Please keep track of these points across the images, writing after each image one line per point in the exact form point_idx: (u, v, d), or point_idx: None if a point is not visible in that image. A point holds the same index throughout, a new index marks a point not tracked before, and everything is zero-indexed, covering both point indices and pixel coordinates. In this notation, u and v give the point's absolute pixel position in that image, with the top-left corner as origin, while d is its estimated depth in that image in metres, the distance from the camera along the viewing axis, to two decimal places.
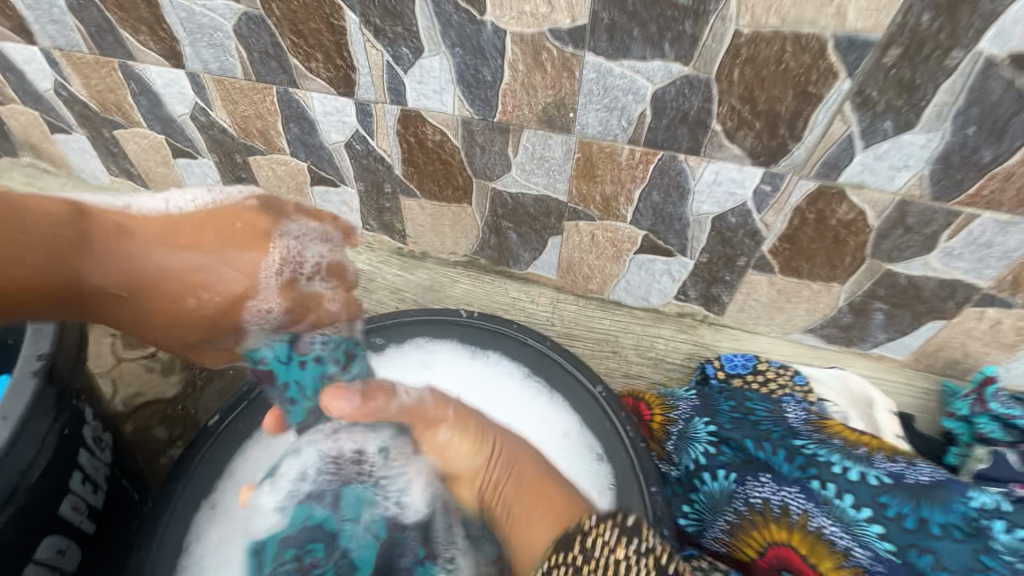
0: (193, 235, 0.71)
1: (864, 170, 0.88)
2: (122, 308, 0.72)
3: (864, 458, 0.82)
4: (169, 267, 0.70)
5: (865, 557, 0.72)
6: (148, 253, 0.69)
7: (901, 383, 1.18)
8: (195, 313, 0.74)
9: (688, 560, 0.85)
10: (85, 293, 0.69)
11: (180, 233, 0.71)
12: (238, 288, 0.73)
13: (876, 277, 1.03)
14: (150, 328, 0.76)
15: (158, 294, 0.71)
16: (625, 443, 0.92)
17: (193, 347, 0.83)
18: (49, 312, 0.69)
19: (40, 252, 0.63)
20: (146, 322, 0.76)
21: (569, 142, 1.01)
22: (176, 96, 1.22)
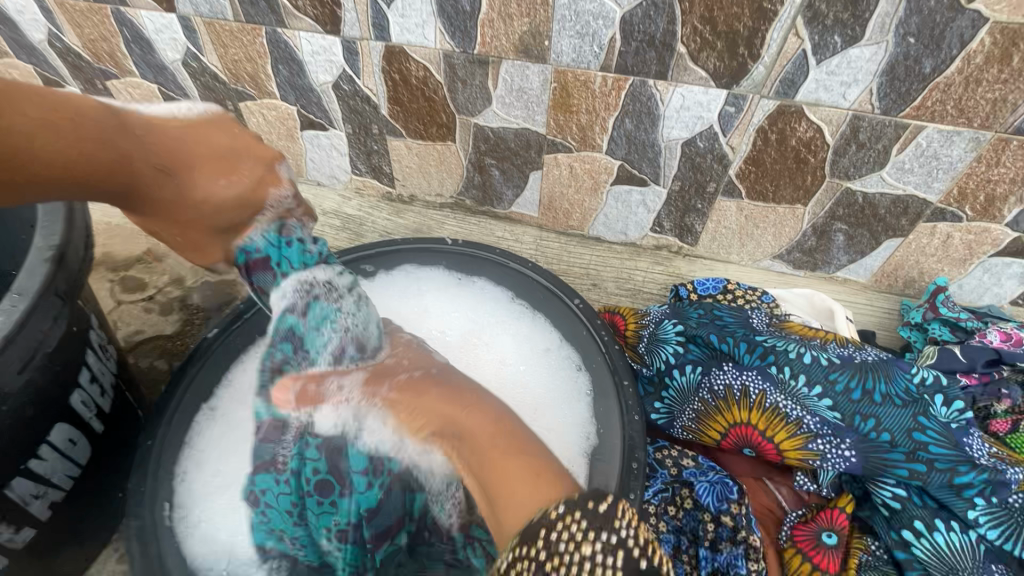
0: (201, 147, 0.73)
1: (818, 87, 0.94)
2: (159, 185, 0.70)
3: (818, 346, 0.88)
4: (187, 165, 0.72)
5: (814, 422, 0.80)
6: (193, 158, 0.72)
7: (863, 303, 1.26)
8: (193, 202, 0.73)
9: (659, 448, 0.93)
10: (118, 172, 0.65)
11: (179, 149, 0.71)
12: (236, 190, 0.75)
13: (836, 196, 1.10)
14: (181, 213, 0.73)
15: (121, 169, 0.65)
16: (600, 348, 0.96)
17: (198, 248, 0.79)
18: (78, 195, 0.64)
19: (93, 144, 0.62)
20: (173, 210, 0.73)
21: (545, 71, 1.05)
22: (168, 42, 1.26)
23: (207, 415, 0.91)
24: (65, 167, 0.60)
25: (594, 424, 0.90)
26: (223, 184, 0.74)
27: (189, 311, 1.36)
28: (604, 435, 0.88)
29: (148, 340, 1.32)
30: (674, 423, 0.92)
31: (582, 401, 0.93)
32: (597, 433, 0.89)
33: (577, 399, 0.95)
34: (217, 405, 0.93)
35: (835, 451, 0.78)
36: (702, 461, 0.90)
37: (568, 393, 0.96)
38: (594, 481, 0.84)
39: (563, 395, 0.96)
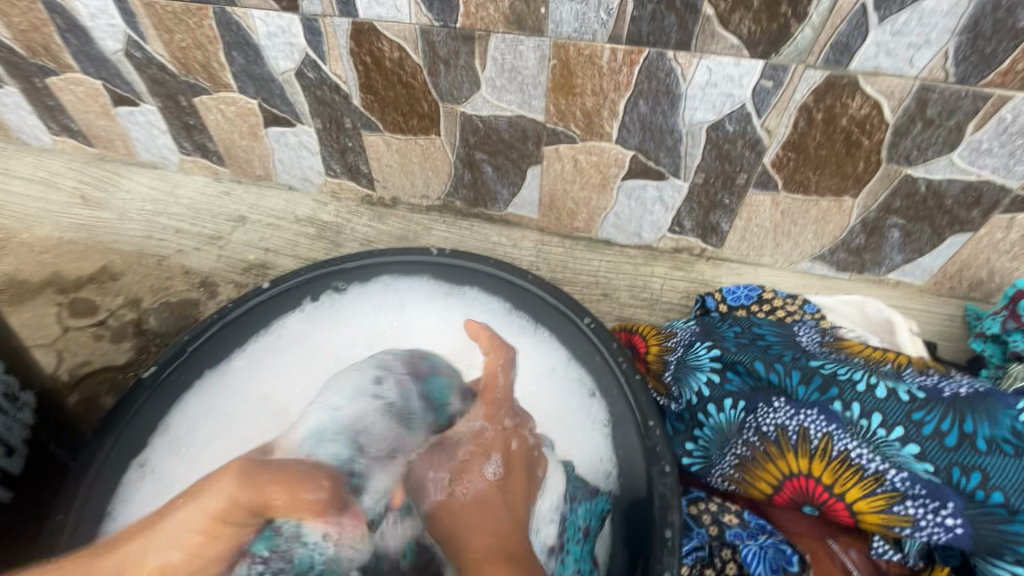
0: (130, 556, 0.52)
1: (880, 51, 0.76)
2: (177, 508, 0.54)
3: (891, 373, 0.71)
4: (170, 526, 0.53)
5: (900, 479, 0.63)
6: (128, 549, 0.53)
7: (919, 309, 1.09)
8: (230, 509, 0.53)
9: (694, 501, 0.75)
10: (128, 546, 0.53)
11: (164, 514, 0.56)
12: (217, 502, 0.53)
13: (894, 184, 0.92)
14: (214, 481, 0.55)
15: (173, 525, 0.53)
16: (618, 378, 0.78)
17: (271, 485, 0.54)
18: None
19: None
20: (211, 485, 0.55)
21: (542, 46, 0.88)
22: (105, 29, 1.09)
23: (138, 472, 0.74)
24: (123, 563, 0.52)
25: (616, 462, 0.73)
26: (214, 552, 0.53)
27: (144, 337, 1.18)
28: (632, 481, 0.71)
29: (95, 373, 1.14)
30: (711, 471, 0.75)
31: (596, 433, 0.76)
32: (620, 472, 0.73)
33: (592, 432, 0.76)
34: (149, 461, 0.75)
35: (930, 518, 0.61)
36: (750, 519, 0.72)
37: (577, 428, 0.77)
38: (628, 540, 0.68)
39: (575, 428, 0.77)
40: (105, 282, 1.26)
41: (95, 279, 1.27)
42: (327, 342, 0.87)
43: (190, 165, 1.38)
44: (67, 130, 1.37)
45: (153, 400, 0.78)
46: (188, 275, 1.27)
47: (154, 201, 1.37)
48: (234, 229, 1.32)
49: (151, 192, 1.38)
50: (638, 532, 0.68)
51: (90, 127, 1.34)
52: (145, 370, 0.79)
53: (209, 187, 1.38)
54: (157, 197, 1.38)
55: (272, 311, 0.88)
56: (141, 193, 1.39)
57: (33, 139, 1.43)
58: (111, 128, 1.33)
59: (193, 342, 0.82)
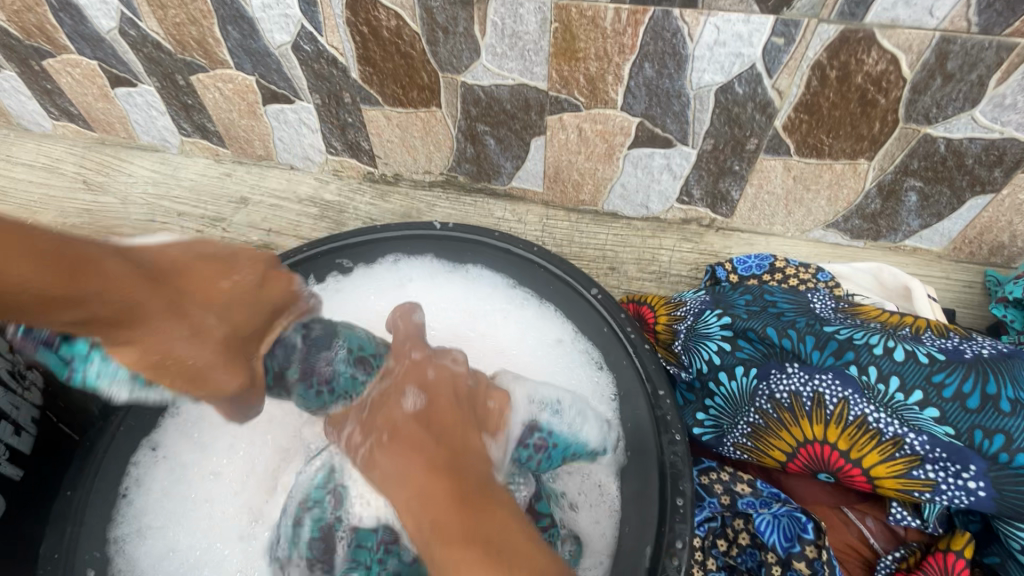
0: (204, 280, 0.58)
1: (897, 2, 0.72)
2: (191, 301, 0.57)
3: (909, 336, 0.68)
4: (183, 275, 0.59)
5: (919, 442, 0.61)
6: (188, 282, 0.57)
7: (937, 276, 1.07)
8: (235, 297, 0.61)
9: (705, 471, 0.74)
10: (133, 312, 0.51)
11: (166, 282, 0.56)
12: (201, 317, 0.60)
13: (911, 145, 0.89)
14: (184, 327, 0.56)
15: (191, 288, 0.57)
16: (627, 348, 0.76)
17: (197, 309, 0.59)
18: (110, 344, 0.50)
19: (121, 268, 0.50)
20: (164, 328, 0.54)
21: (543, 8, 0.85)
22: (99, 6, 1.07)
23: (148, 455, 0.73)
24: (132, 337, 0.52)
25: (622, 435, 0.72)
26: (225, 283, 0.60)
27: None
28: (637, 454, 0.70)
29: None
30: (724, 440, 0.74)
31: (604, 407, 0.75)
32: (627, 443, 0.72)
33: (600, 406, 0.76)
34: (161, 443, 0.74)
35: (951, 482, 0.60)
36: (763, 488, 0.71)
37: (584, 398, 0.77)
38: (634, 508, 0.67)
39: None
40: None
41: None
42: None
43: (190, 147, 1.37)
44: (67, 114, 1.36)
45: None
46: None
47: (156, 184, 1.37)
48: (236, 211, 1.31)
49: (153, 175, 1.38)
50: (646, 502, 0.67)
51: (89, 110, 1.33)
52: None
53: (210, 168, 1.37)
54: (159, 180, 1.37)
55: None
56: (142, 176, 1.38)
57: (34, 125, 1.43)
58: (110, 111, 1.32)
59: None
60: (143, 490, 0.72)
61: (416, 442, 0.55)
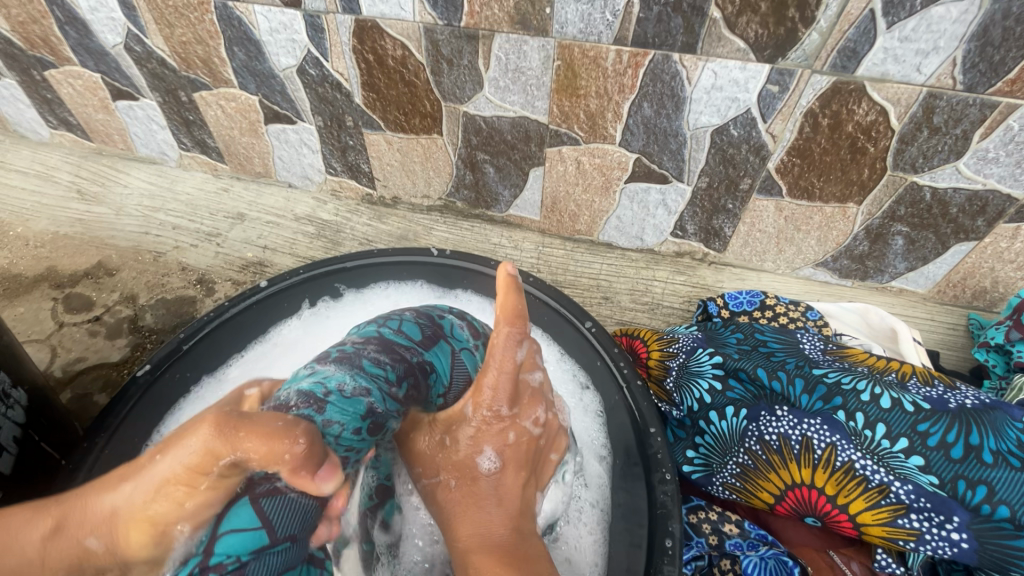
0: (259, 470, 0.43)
1: (887, 58, 0.75)
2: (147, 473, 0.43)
3: (895, 383, 0.70)
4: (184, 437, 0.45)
5: (905, 492, 0.62)
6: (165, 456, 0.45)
7: (924, 319, 1.09)
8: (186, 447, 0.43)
9: (693, 509, 0.75)
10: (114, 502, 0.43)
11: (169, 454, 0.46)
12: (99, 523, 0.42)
13: (899, 193, 0.92)
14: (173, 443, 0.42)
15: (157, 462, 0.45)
16: (619, 384, 0.77)
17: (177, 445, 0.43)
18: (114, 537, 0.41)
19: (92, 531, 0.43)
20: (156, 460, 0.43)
21: (546, 46, 0.87)
22: (106, 22, 1.08)
23: None
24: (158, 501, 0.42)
25: (608, 447, 0.75)
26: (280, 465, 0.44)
27: (139, 334, 1.16)
28: (624, 479, 0.71)
29: (89, 369, 1.11)
30: (713, 479, 0.74)
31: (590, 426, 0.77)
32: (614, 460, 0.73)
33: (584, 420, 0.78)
34: None
35: (935, 532, 0.60)
36: (750, 529, 0.71)
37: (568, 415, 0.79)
38: (622, 501, 0.69)
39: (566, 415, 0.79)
40: (100, 278, 1.25)
41: (90, 275, 1.25)
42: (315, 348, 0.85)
43: (189, 161, 1.37)
44: (65, 124, 1.36)
45: (147, 402, 0.74)
46: (186, 272, 1.26)
47: (152, 197, 1.36)
48: (232, 227, 1.31)
49: (150, 187, 1.37)
50: (636, 520, 0.68)
51: (87, 121, 1.33)
52: (138, 369, 0.75)
53: (207, 183, 1.37)
54: (155, 193, 1.36)
55: (267, 313, 0.86)
56: (137, 188, 1.37)
57: (31, 132, 1.42)
58: (110, 122, 1.32)
59: (187, 340, 0.79)
60: None
61: (478, 507, 0.54)
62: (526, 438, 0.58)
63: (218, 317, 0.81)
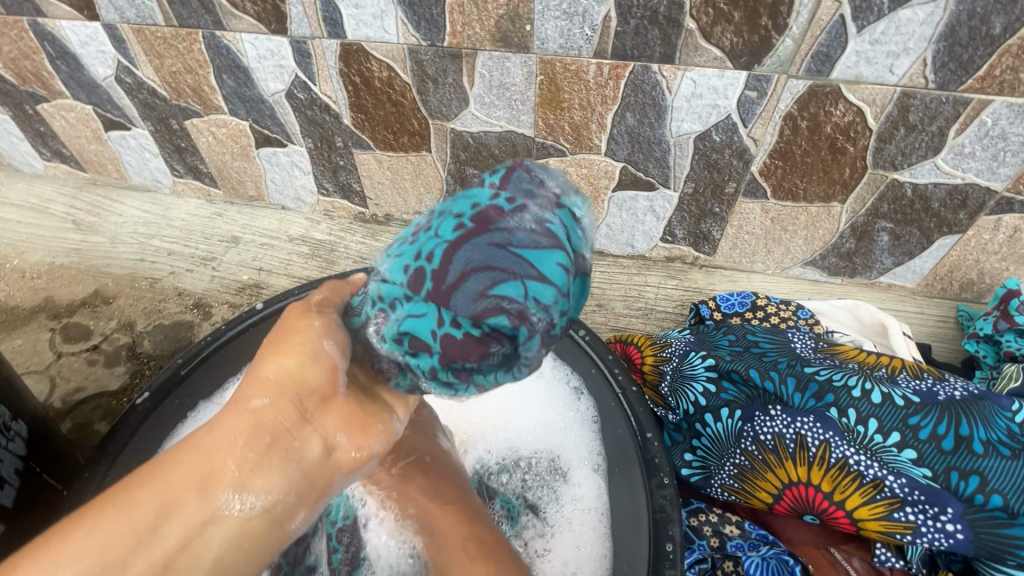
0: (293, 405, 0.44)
1: (860, 60, 0.77)
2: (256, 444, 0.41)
3: (885, 378, 0.70)
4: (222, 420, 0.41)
5: (899, 485, 0.63)
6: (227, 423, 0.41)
7: (914, 313, 1.10)
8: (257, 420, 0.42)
9: (694, 512, 0.76)
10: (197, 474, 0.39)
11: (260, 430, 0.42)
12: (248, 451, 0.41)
13: (880, 190, 0.93)
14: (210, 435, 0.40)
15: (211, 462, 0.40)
16: (615, 391, 0.77)
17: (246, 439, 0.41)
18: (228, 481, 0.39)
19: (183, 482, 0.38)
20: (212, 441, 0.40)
21: (529, 62, 0.89)
22: (96, 55, 1.09)
23: None
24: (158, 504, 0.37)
25: (603, 454, 0.77)
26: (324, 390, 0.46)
27: (138, 361, 1.17)
28: (624, 483, 0.72)
29: (88, 398, 1.12)
30: (711, 481, 0.75)
31: (586, 430, 0.79)
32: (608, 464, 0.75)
33: (582, 431, 0.80)
34: None
35: (930, 524, 0.61)
36: (751, 529, 0.72)
37: (566, 423, 0.81)
38: (621, 497, 0.72)
39: (565, 427, 0.81)
40: (98, 306, 1.25)
41: (88, 303, 1.26)
42: None
43: (183, 187, 1.38)
44: (59, 155, 1.38)
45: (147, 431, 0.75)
46: (183, 297, 1.26)
47: (147, 224, 1.37)
48: (227, 250, 1.32)
49: (145, 215, 1.38)
50: (637, 526, 0.68)
51: (81, 152, 1.35)
52: (139, 397, 0.75)
53: (201, 208, 1.38)
54: (150, 220, 1.38)
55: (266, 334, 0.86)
56: (132, 215, 1.39)
57: (25, 165, 1.44)
58: (103, 153, 1.33)
59: (186, 366, 0.79)
60: None
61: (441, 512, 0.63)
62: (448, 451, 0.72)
63: (218, 340, 0.82)
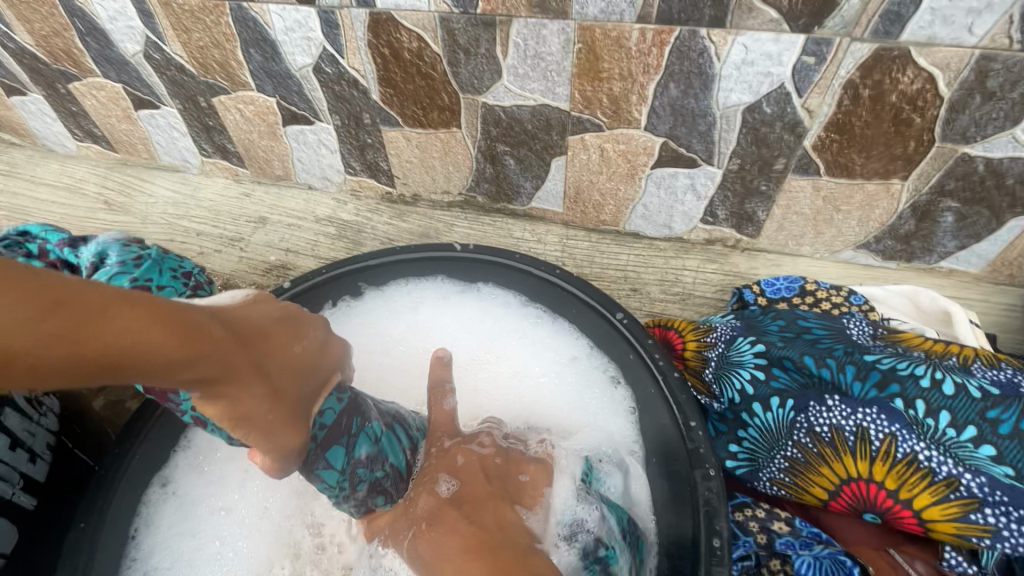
0: (280, 346, 0.49)
1: (936, 19, 0.70)
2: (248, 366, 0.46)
3: (958, 367, 0.65)
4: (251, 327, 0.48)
5: (977, 484, 0.57)
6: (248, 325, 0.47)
7: (976, 300, 1.03)
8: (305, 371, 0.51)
9: (739, 507, 0.71)
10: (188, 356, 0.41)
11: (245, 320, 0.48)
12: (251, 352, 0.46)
13: (948, 166, 0.86)
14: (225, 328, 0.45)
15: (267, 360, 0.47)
16: (656, 376, 0.73)
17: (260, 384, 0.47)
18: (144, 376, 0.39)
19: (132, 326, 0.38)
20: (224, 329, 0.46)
21: (567, 29, 0.84)
22: (125, 31, 1.08)
23: (158, 492, 0.70)
24: (112, 347, 0.36)
25: (641, 442, 0.73)
26: (300, 351, 0.51)
27: None
28: (664, 474, 0.69)
29: None
30: (759, 474, 0.70)
31: (623, 419, 0.76)
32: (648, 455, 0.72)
33: (617, 419, 0.76)
34: (172, 480, 0.71)
35: (1013, 528, 0.56)
36: (802, 527, 0.67)
37: (600, 412, 0.78)
38: (662, 486, 0.68)
39: (600, 417, 0.77)
40: None
41: None
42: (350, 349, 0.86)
43: (210, 167, 1.37)
44: (90, 135, 1.38)
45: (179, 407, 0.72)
46: (211, 278, 1.26)
47: (176, 204, 1.37)
48: (254, 231, 1.31)
49: (173, 195, 1.38)
50: (679, 516, 0.65)
51: (112, 132, 1.35)
52: None
53: (229, 188, 1.37)
54: (179, 200, 1.38)
55: None
56: (161, 196, 1.39)
57: (59, 146, 1.45)
58: (133, 132, 1.33)
59: None
60: (151, 532, 0.68)
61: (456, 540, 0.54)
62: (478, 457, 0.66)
63: None
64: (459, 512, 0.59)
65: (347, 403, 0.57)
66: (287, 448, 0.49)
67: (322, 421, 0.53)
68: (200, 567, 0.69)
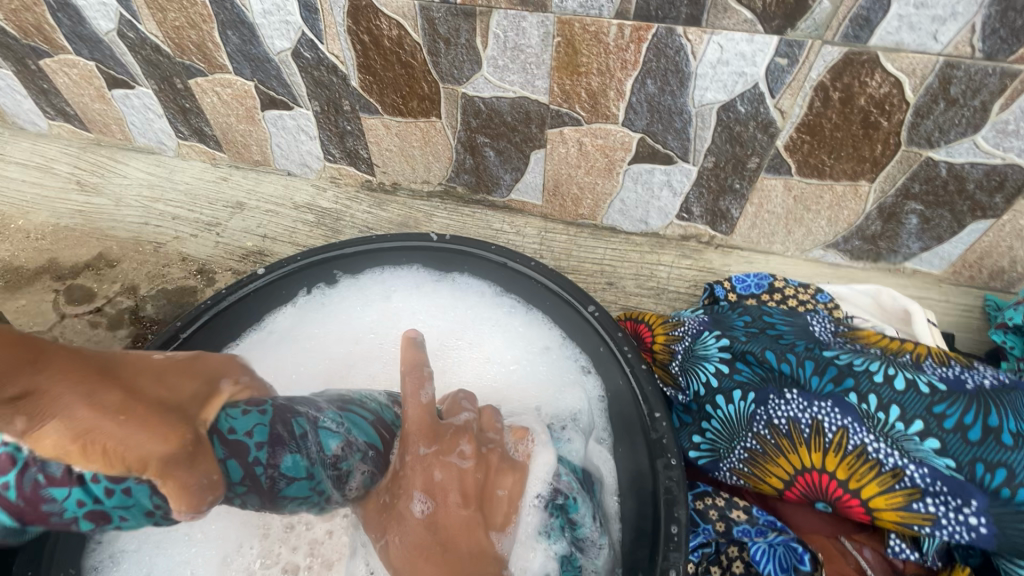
0: (142, 363, 0.43)
1: (902, 25, 0.72)
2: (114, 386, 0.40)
3: (910, 364, 0.67)
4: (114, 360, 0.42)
5: (920, 475, 0.60)
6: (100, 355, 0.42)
7: (938, 300, 1.06)
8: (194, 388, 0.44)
9: (700, 496, 0.73)
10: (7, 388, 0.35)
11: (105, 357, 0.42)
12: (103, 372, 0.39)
13: (913, 169, 0.88)
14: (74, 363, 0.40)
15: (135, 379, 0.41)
16: (623, 368, 0.75)
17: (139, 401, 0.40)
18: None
19: None
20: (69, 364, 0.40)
21: (546, 22, 0.84)
22: (98, 8, 1.06)
23: None
24: None
25: (608, 429, 0.74)
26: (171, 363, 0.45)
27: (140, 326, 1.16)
28: (630, 461, 0.70)
29: None
30: (720, 464, 0.72)
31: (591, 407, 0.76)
32: (614, 442, 0.73)
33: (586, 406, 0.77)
34: None
35: (952, 517, 0.59)
36: (759, 515, 0.69)
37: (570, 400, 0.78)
38: (627, 469, 0.70)
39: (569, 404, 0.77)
40: (101, 269, 1.24)
41: (91, 266, 1.24)
42: (322, 335, 0.86)
43: (187, 150, 1.35)
44: (63, 115, 1.35)
45: None
46: (186, 262, 1.24)
47: (151, 186, 1.35)
48: (231, 216, 1.29)
49: (148, 177, 1.36)
50: (641, 502, 0.67)
51: (85, 111, 1.32)
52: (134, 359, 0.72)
53: (206, 171, 1.36)
54: (154, 183, 1.35)
55: (268, 299, 0.85)
56: (136, 178, 1.36)
57: (30, 124, 1.41)
58: (107, 112, 1.31)
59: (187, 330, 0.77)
60: None
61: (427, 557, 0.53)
62: (459, 470, 0.55)
63: (216, 306, 0.80)
64: (436, 538, 0.53)
65: (274, 412, 0.47)
66: (160, 451, 0.38)
67: (235, 431, 0.44)
68: (167, 547, 0.68)
